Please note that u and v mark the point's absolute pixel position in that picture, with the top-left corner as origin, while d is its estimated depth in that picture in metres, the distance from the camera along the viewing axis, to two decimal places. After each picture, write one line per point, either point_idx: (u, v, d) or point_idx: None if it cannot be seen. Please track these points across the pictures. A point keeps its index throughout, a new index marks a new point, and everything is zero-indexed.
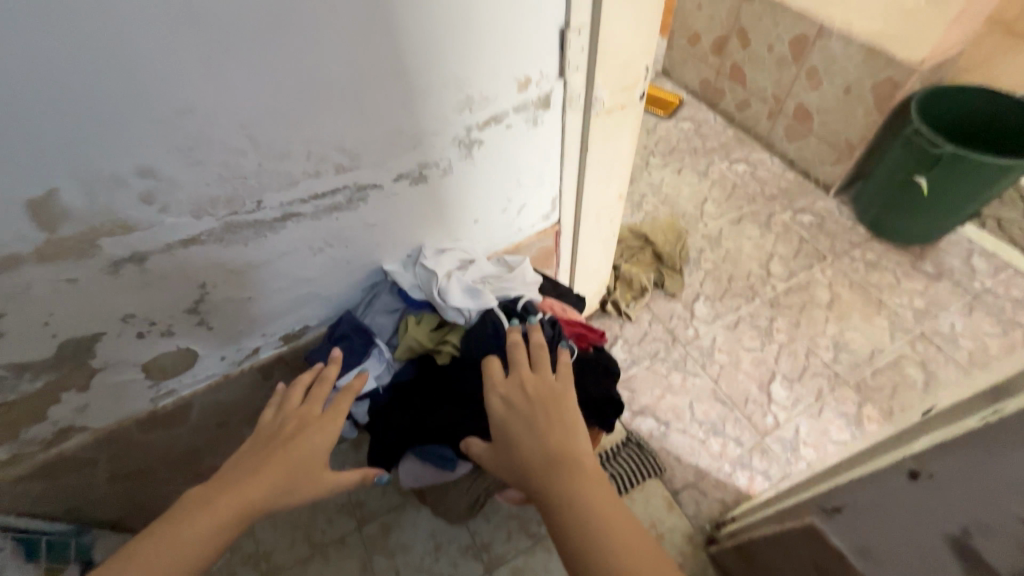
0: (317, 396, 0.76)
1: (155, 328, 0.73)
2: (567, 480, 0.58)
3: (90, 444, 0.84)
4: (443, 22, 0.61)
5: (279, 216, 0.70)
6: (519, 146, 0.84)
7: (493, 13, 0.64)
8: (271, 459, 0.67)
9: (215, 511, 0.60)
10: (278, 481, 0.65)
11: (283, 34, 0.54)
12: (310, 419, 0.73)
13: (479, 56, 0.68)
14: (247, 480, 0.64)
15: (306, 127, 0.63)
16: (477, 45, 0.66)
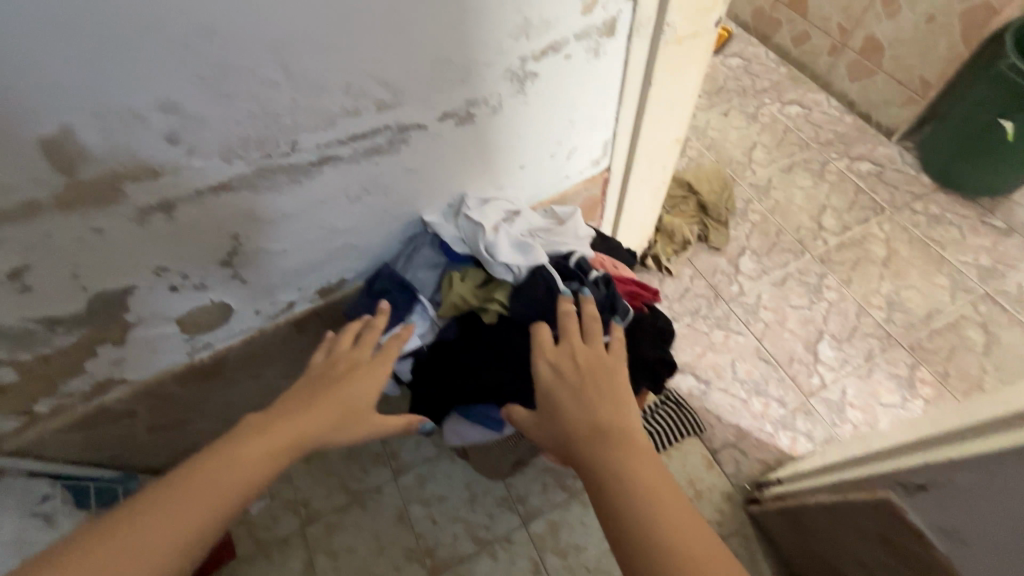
0: (367, 341, 0.73)
1: (188, 282, 0.69)
2: (615, 452, 0.54)
3: (129, 396, 0.82)
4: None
5: (315, 160, 0.63)
6: (577, 80, 0.74)
7: None
8: (320, 399, 0.65)
9: (270, 437, 0.59)
10: (327, 421, 0.64)
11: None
12: (360, 365, 0.71)
13: None
14: (300, 414, 0.63)
15: (345, 54, 0.55)
16: None
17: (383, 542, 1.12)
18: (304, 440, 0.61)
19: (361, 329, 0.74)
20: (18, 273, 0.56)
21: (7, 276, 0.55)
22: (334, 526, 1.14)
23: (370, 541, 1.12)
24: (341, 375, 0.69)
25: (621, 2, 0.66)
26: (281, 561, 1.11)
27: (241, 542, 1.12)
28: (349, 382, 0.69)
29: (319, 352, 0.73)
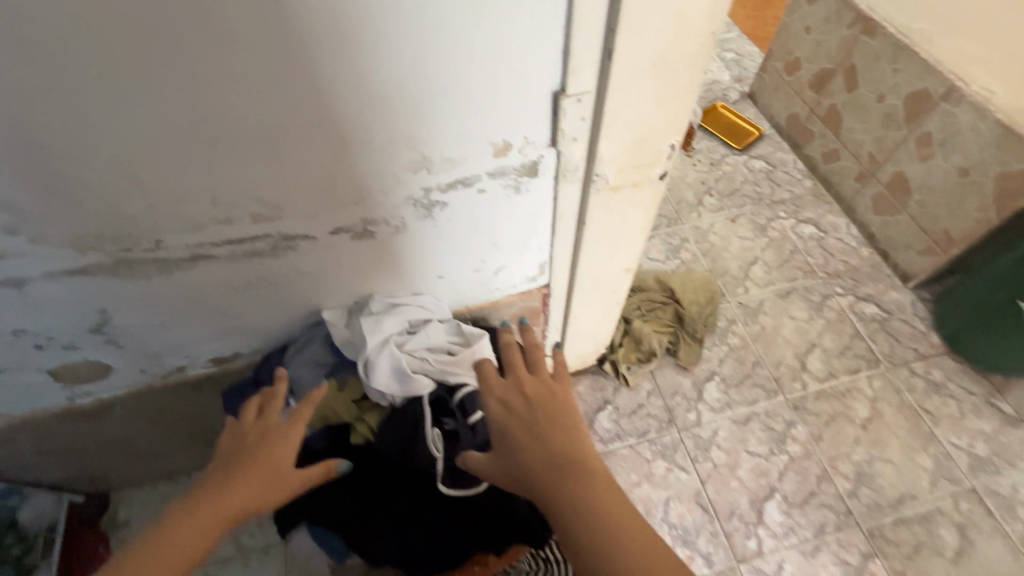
0: (274, 408, 0.69)
1: (54, 342, 0.67)
2: (567, 481, 0.56)
3: (5, 427, 0.81)
4: (378, 71, 0.48)
5: (186, 256, 0.60)
6: (496, 210, 0.69)
7: (453, 67, 0.49)
8: (240, 473, 0.61)
9: (190, 531, 0.55)
10: (253, 493, 0.60)
11: (157, 68, 0.43)
12: (274, 430, 0.67)
13: (435, 113, 0.53)
14: (219, 496, 0.59)
15: (208, 172, 0.52)
16: (430, 102, 0.52)
17: None
18: (224, 524, 0.58)
19: (264, 399, 0.70)
20: None
21: None
22: None
23: None
24: (267, 437, 0.65)
25: (541, 150, 0.61)
26: None
27: None
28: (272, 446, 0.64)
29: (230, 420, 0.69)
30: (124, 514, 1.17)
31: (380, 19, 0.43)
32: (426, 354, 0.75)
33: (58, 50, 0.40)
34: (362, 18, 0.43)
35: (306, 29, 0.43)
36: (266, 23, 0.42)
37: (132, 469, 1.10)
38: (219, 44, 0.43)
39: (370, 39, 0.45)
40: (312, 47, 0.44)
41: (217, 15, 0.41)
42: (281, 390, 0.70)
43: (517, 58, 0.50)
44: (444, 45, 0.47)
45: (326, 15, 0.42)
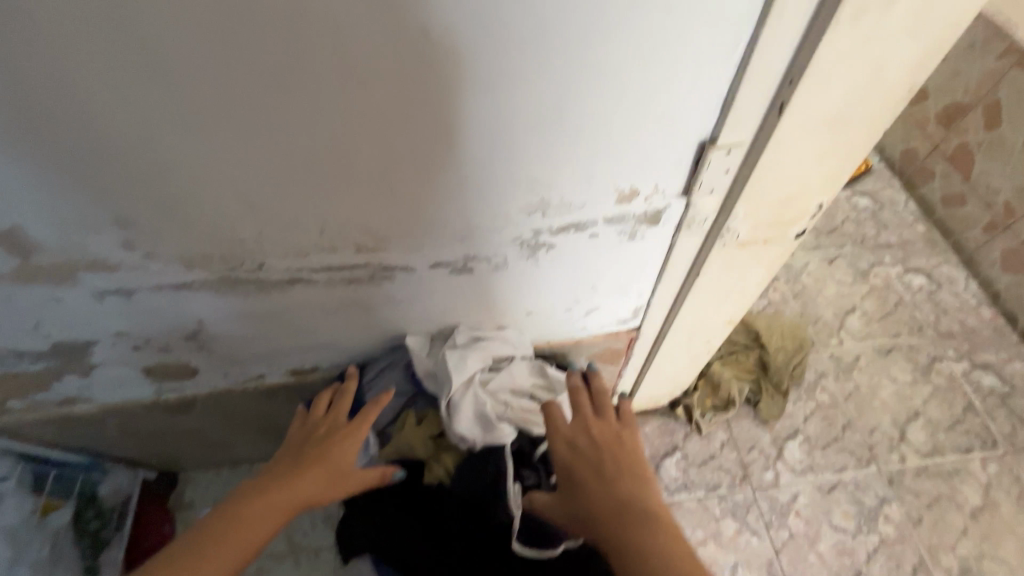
0: (341, 406, 0.67)
1: (150, 345, 0.68)
2: (641, 532, 0.52)
3: (95, 412, 0.83)
4: (514, 112, 0.43)
5: (285, 279, 0.59)
6: (605, 256, 0.63)
7: (595, 111, 0.44)
8: (303, 464, 0.60)
9: (255, 516, 0.55)
10: (315, 487, 0.59)
11: (288, 102, 0.40)
12: (340, 427, 0.65)
13: (565, 157, 0.48)
14: (284, 483, 0.58)
15: (320, 203, 0.50)
16: (563, 146, 0.47)
17: None
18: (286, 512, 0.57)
19: (333, 396, 0.68)
20: None
21: None
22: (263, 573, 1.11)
23: None
24: (336, 430, 0.64)
25: (668, 201, 0.55)
26: None
27: None
28: (339, 441, 0.63)
29: (297, 414, 0.68)
30: (188, 495, 1.20)
31: (529, 57, 0.39)
32: (507, 398, 0.71)
33: (194, 82, 0.38)
34: (510, 56, 0.39)
35: (446, 68, 0.39)
36: (405, 61, 0.38)
37: (200, 455, 1.13)
38: (353, 82, 0.39)
39: (514, 78, 0.40)
40: (449, 85, 0.41)
41: (362, 53, 0.37)
42: (349, 393, 0.68)
43: (669, 105, 0.44)
44: (591, 88, 0.42)
45: (471, 53, 0.38)
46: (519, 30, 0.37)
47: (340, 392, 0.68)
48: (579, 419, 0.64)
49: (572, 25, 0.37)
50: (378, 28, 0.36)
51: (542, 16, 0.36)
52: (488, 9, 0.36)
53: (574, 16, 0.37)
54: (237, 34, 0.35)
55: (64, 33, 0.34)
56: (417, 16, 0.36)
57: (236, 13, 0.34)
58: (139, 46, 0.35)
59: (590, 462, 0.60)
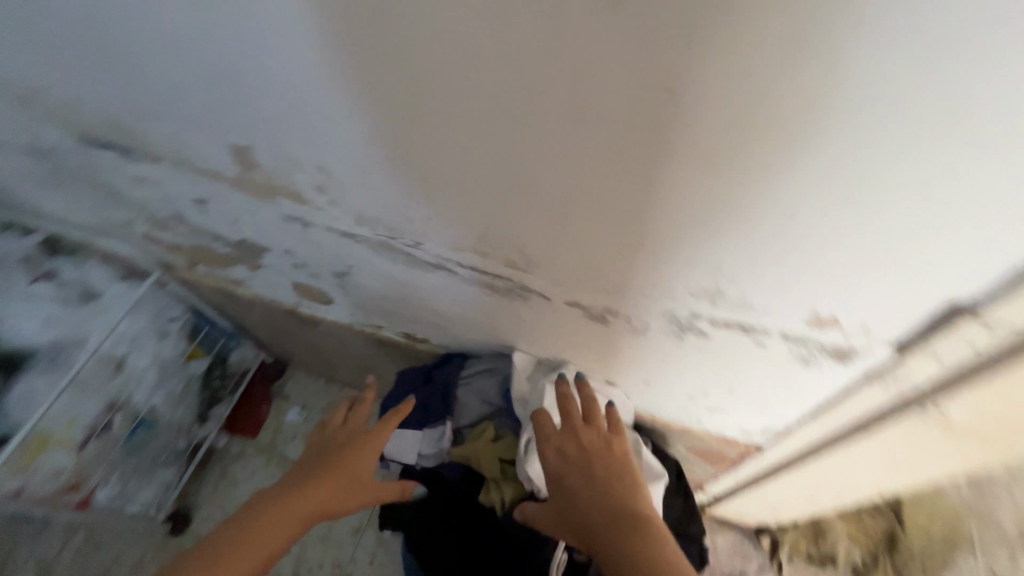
0: (357, 416, 0.68)
1: (306, 268, 0.75)
2: (636, 544, 0.49)
3: (250, 299, 0.96)
4: (736, 197, 0.37)
5: (432, 262, 0.60)
6: (763, 368, 0.55)
7: (827, 227, 0.37)
8: (324, 467, 0.60)
9: (275, 516, 0.55)
10: (333, 488, 0.59)
11: (508, 122, 0.39)
12: (359, 433, 0.65)
13: (766, 260, 0.41)
14: (304, 483, 0.58)
15: (490, 212, 0.49)
16: (769, 248, 0.40)
17: None
18: (303, 513, 0.56)
19: (348, 407, 0.69)
20: (201, 201, 0.68)
21: (196, 199, 0.68)
22: None
23: None
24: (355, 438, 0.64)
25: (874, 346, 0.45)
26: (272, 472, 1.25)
27: (266, 432, 1.30)
28: (357, 448, 0.63)
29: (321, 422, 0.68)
30: (289, 388, 1.36)
31: (781, 151, 0.33)
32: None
33: (430, 82, 0.38)
34: (764, 145, 0.33)
35: (681, 137, 0.35)
36: (641, 119, 0.34)
37: (310, 362, 1.27)
38: (580, 123, 0.36)
39: (757, 167, 0.34)
40: (679, 153, 0.36)
41: (597, 103, 0.34)
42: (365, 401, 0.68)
43: (936, 250, 0.35)
44: (834, 201, 0.35)
45: (721, 132, 0.33)
46: (793, 123, 0.31)
47: (360, 403, 0.69)
48: (568, 424, 0.59)
49: (848, 135, 0.30)
50: (631, 84, 0.32)
51: (829, 118, 0.30)
52: (769, 97, 0.30)
53: (856, 127, 0.30)
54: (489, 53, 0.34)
55: (338, 18, 0.36)
56: (682, 83, 0.31)
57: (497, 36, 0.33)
58: (392, 43, 0.36)
59: (576, 469, 0.56)
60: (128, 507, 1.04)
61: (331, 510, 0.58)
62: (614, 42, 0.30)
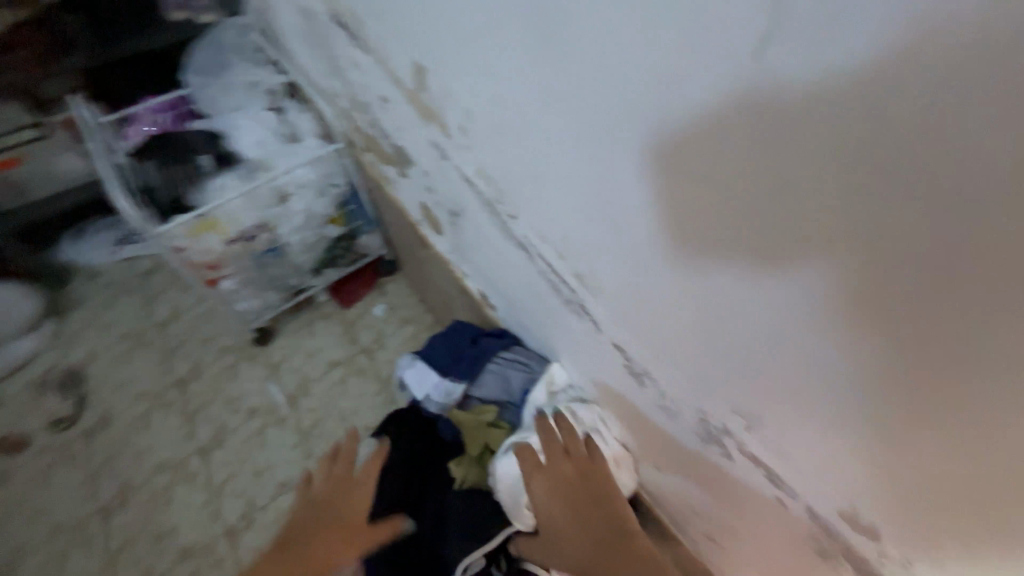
0: (342, 468, 0.71)
1: (433, 195, 0.82)
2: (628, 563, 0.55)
3: (390, 199, 1.09)
4: (820, 315, 0.34)
5: (519, 239, 0.62)
6: (780, 523, 0.49)
7: (879, 383, 0.32)
8: (326, 524, 0.65)
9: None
10: (337, 540, 0.63)
11: (685, 176, 0.37)
12: (349, 488, 0.68)
13: (803, 383, 0.37)
14: (307, 543, 0.63)
15: (578, 219, 0.50)
16: (810, 371, 0.36)
17: (351, 415, 1.32)
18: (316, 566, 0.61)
19: (332, 458, 0.73)
20: (384, 100, 0.77)
21: (382, 97, 0.77)
22: (364, 373, 1.38)
23: (352, 404, 1.34)
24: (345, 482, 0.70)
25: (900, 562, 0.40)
26: (342, 343, 1.44)
27: (354, 310, 1.49)
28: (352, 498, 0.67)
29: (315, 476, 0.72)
30: (388, 287, 1.53)
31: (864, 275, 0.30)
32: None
33: (615, 82, 0.37)
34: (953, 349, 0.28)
35: (773, 220, 0.33)
36: (744, 182, 0.33)
37: (413, 276, 1.40)
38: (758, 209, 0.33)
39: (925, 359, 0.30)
40: (837, 287, 0.32)
41: (705, 146, 0.34)
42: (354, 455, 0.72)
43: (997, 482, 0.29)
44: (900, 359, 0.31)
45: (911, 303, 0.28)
46: (1005, 354, 0.26)
47: (349, 455, 0.73)
48: (550, 468, 0.63)
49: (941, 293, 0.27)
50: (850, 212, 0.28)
51: (938, 274, 0.26)
52: (1000, 317, 0.25)
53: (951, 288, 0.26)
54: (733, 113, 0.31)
55: None
56: (857, 197, 0.28)
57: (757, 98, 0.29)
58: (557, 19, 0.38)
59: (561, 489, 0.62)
60: (238, 305, 1.31)
61: (339, 559, 0.63)
62: (876, 170, 0.26)
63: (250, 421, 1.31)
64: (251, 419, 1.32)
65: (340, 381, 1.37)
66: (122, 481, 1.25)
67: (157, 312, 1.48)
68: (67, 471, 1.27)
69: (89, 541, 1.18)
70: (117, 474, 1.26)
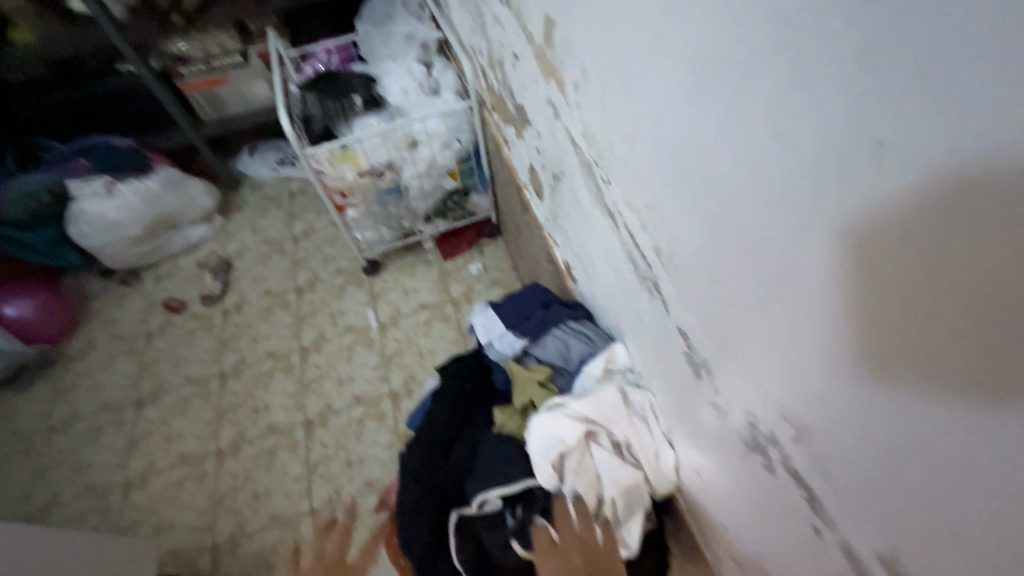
0: None
1: (541, 158, 0.84)
2: None
3: (505, 160, 1.13)
4: (865, 330, 0.32)
5: (608, 207, 0.62)
6: (815, 559, 0.44)
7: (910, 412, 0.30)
8: None
9: None
10: None
11: (833, 203, 0.31)
12: None
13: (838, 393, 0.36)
14: None
15: (665, 188, 0.49)
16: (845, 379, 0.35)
17: (428, 354, 1.42)
18: None
19: None
20: (515, 57, 0.80)
21: (514, 55, 0.80)
22: (448, 321, 1.47)
23: (431, 345, 1.44)
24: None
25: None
26: (435, 288, 1.54)
27: (452, 262, 1.58)
28: None
29: None
30: (488, 248, 1.60)
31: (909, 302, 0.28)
32: (579, 482, 0.62)
33: (716, 50, 0.35)
34: None
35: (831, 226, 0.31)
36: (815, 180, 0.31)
37: (512, 242, 1.45)
38: (908, 261, 0.27)
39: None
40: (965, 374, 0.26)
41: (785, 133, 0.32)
42: None
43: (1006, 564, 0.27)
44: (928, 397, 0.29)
45: None
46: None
47: None
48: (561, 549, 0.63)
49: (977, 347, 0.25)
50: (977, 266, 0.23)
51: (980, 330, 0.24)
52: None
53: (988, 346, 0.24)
54: (934, 165, 0.24)
55: None
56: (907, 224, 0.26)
57: (979, 149, 0.21)
58: None
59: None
60: (355, 232, 1.45)
61: None
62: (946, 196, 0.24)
63: (345, 336, 1.48)
64: (345, 334, 1.49)
65: (425, 322, 1.48)
66: (239, 356, 1.48)
67: (297, 228, 1.74)
68: (204, 336, 1.54)
69: (205, 396, 1.41)
70: (237, 349, 1.50)
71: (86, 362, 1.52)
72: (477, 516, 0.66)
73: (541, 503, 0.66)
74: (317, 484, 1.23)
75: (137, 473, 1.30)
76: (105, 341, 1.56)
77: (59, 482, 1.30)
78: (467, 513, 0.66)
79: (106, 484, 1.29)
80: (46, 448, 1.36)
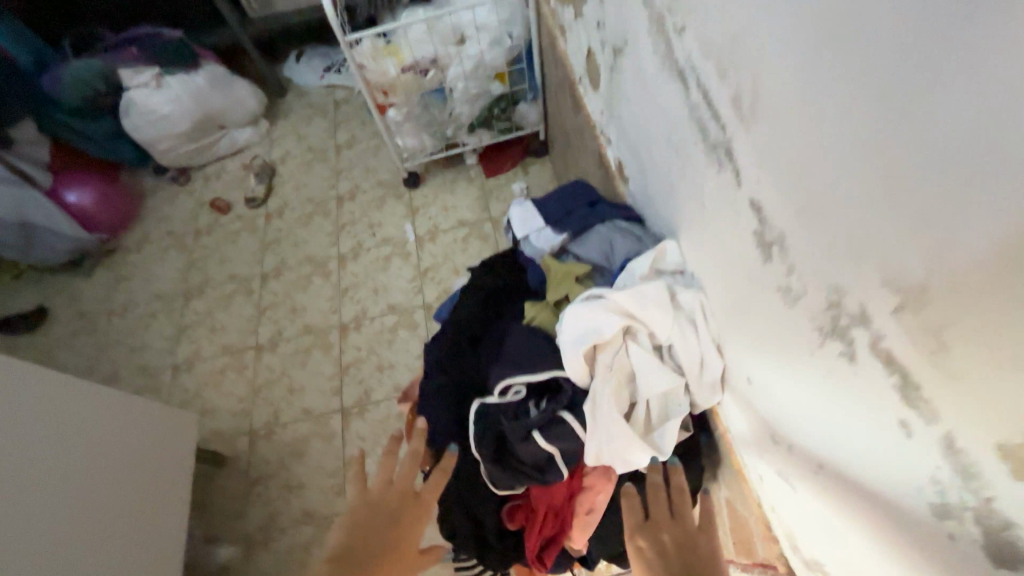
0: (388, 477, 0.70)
1: (602, 34, 0.74)
2: None
3: (559, 55, 1.02)
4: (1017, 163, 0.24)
5: (679, 65, 0.52)
6: (874, 460, 0.39)
7: None
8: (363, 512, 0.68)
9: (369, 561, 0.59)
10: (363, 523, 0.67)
11: None
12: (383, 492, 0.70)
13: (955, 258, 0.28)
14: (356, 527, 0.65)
15: (754, 18, 0.39)
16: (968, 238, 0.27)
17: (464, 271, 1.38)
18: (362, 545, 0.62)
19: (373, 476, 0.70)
20: None
21: None
22: (487, 239, 1.42)
23: (467, 262, 1.40)
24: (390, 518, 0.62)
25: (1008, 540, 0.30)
26: (475, 206, 1.48)
27: (495, 179, 1.51)
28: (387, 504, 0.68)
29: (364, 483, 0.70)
30: (532, 167, 1.51)
31: None
32: (611, 376, 0.57)
33: None
34: None
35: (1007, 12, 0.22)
36: None
37: (558, 159, 1.35)
38: None
39: None
40: None
41: None
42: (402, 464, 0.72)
43: None
44: None
45: None
46: None
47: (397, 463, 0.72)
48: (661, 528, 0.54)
49: None
50: None
51: None
52: None
53: None
54: None
55: None
56: None
57: None
58: None
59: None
60: (396, 138, 1.41)
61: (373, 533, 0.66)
62: None
63: (382, 247, 1.46)
64: (383, 245, 1.46)
65: (462, 239, 1.43)
66: (280, 258, 1.50)
67: (341, 138, 1.70)
68: (249, 237, 1.56)
69: (247, 294, 1.44)
70: (279, 253, 1.51)
71: (140, 253, 1.57)
72: (500, 405, 0.61)
73: (569, 399, 0.60)
74: (349, 385, 1.25)
75: (184, 359, 1.36)
76: (157, 236, 1.60)
77: (115, 360, 1.38)
78: (489, 400, 0.61)
79: (156, 363, 1.36)
80: (104, 328, 1.44)
